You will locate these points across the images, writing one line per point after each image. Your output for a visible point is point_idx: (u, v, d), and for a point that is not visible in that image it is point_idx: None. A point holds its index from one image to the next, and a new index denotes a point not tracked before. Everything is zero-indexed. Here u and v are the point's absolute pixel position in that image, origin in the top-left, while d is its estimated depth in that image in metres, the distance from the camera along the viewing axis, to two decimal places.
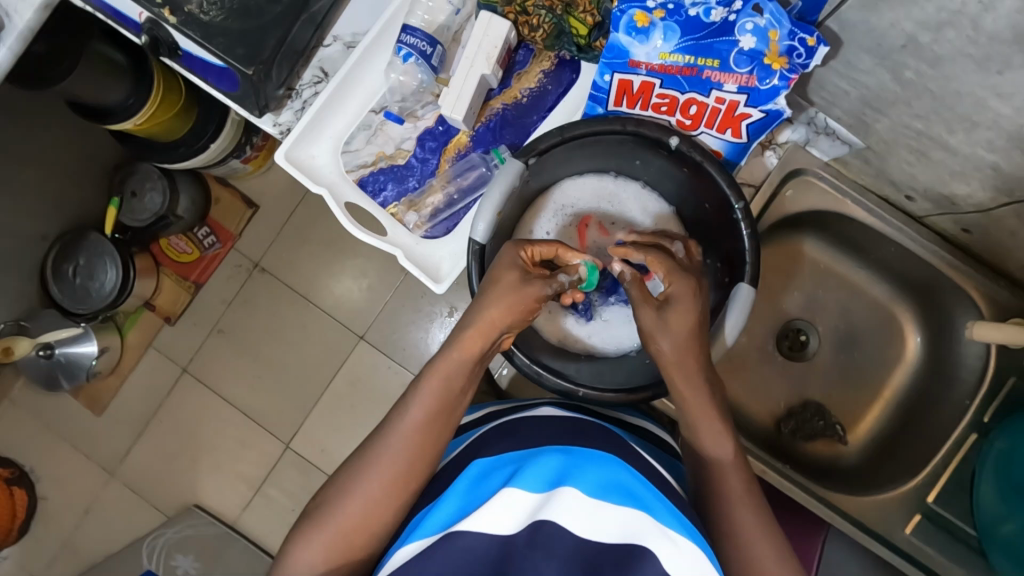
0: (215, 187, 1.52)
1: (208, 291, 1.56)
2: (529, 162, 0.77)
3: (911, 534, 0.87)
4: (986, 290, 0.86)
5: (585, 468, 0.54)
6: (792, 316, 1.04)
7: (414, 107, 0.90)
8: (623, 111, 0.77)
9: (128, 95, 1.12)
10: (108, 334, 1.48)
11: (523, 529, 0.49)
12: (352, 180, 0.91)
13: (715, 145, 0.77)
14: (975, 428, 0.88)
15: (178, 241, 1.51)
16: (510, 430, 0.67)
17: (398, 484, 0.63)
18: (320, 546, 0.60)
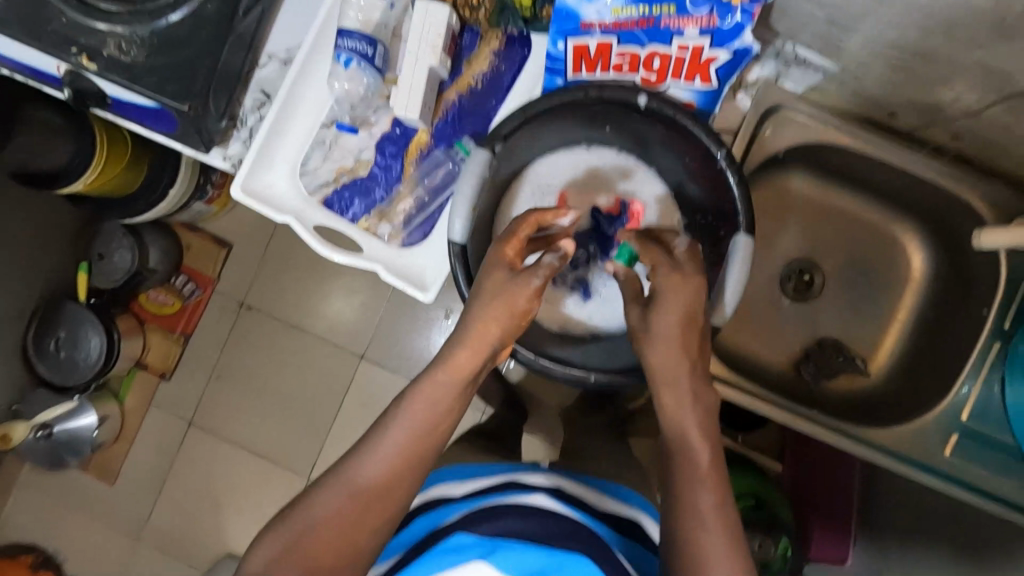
0: (185, 233, 1.50)
1: (198, 339, 1.53)
2: (496, 150, 0.71)
3: (951, 455, 0.85)
4: (988, 193, 0.83)
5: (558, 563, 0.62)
6: (792, 257, 1.01)
7: (366, 113, 0.85)
8: (584, 78, 0.72)
9: (73, 154, 1.06)
10: (105, 402, 1.44)
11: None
12: (316, 202, 0.87)
13: (687, 97, 0.72)
14: (998, 336, 0.84)
15: (157, 294, 1.49)
16: (509, 514, 0.67)
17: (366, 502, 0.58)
18: (273, 548, 0.56)
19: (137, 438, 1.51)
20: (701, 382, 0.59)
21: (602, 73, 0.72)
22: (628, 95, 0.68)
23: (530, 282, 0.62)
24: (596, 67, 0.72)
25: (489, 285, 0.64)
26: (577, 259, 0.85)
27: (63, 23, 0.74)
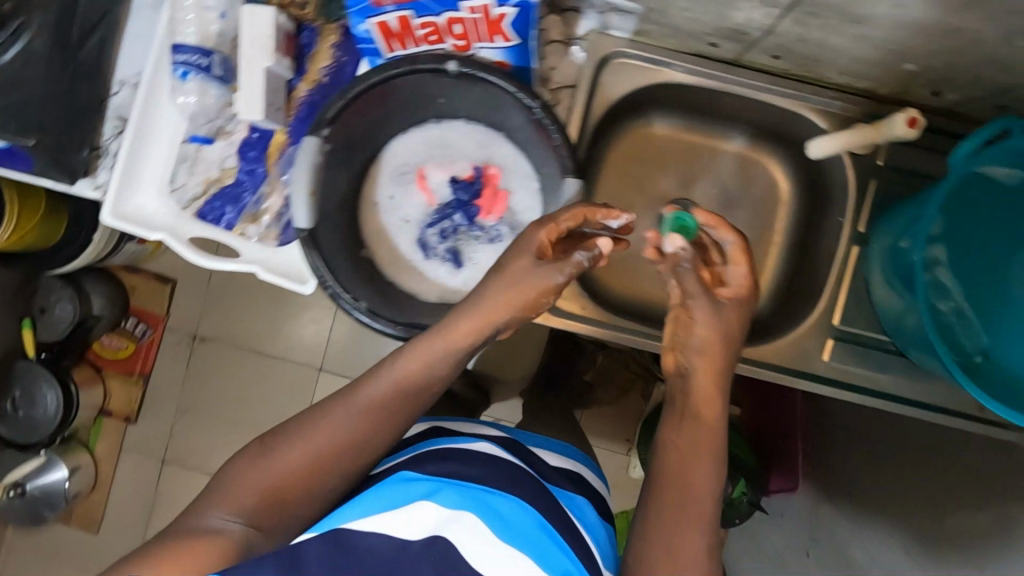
0: (128, 275, 1.53)
1: (158, 379, 1.55)
2: (326, 134, 0.73)
3: (829, 359, 0.89)
4: (819, 105, 0.87)
5: (502, 505, 0.69)
6: (669, 198, 1.03)
7: (221, 123, 0.88)
8: (399, 53, 0.75)
9: None
10: (75, 452, 1.48)
11: (424, 537, 0.62)
12: (189, 216, 0.89)
13: (498, 56, 0.75)
14: (856, 240, 0.89)
15: (110, 339, 1.52)
16: (455, 459, 0.75)
17: (344, 449, 0.67)
18: (246, 485, 0.65)
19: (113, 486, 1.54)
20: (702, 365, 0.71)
21: (416, 46, 0.75)
22: (436, 63, 0.71)
23: (560, 277, 0.74)
24: (406, 42, 0.74)
25: (516, 270, 0.74)
26: (444, 230, 0.88)
27: None
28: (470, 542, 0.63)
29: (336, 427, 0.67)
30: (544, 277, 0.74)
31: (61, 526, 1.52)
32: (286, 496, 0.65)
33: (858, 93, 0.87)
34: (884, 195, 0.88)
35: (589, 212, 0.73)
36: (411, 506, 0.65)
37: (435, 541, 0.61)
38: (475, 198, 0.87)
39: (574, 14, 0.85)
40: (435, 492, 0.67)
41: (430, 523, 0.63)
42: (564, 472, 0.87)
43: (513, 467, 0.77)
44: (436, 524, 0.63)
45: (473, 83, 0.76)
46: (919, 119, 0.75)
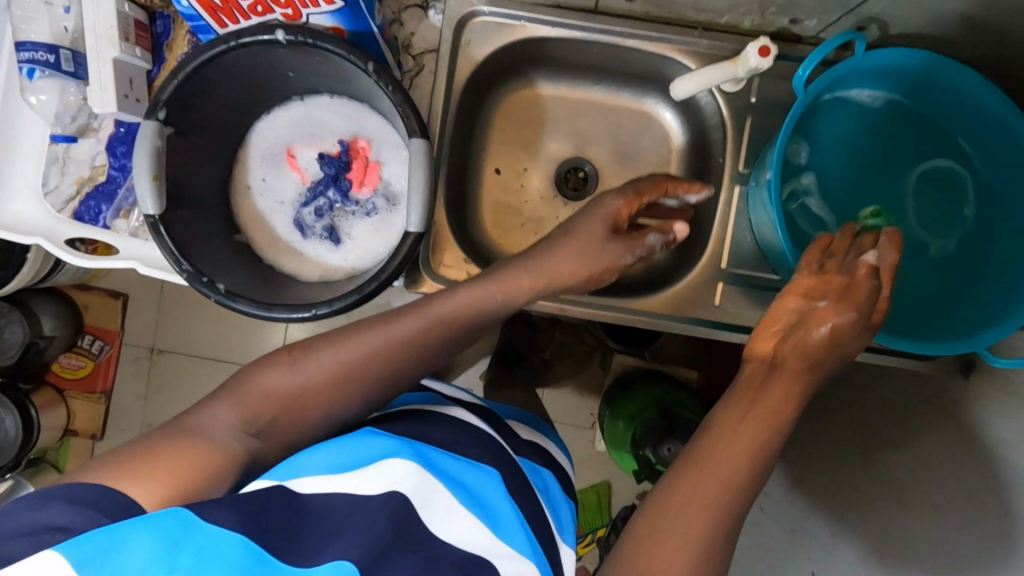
0: (79, 294, 1.65)
1: (119, 392, 1.67)
2: (163, 116, 0.72)
3: (720, 303, 0.87)
4: (686, 47, 0.86)
5: (493, 480, 0.63)
6: (561, 158, 1.01)
7: (85, 121, 0.87)
8: (232, 28, 0.73)
9: None
10: (45, 473, 1.58)
11: (388, 495, 0.54)
12: (66, 218, 0.89)
13: (331, 21, 0.73)
14: (738, 180, 0.87)
15: (69, 359, 1.64)
16: (450, 421, 0.68)
17: (342, 394, 0.62)
18: (231, 404, 0.58)
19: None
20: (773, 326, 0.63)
21: (245, 19, 0.73)
22: (263, 33, 0.70)
23: (629, 248, 0.74)
24: (234, 15, 0.72)
25: (584, 235, 0.74)
26: (320, 208, 0.87)
27: None
28: (448, 512, 0.56)
29: (345, 362, 0.62)
30: (612, 252, 0.74)
31: None
32: (298, 413, 0.60)
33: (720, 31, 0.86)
34: (758, 130, 0.86)
35: (670, 186, 0.77)
36: (380, 459, 0.57)
37: (400, 499, 0.54)
38: (348, 173, 0.86)
39: None
40: (412, 448, 0.60)
41: (400, 477, 0.56)
42: (534, 449, 0.82)
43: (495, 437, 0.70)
44: (409, 479, 0.56)
45: (311, 53, 0.74)
46: (771, 48, 0.74)
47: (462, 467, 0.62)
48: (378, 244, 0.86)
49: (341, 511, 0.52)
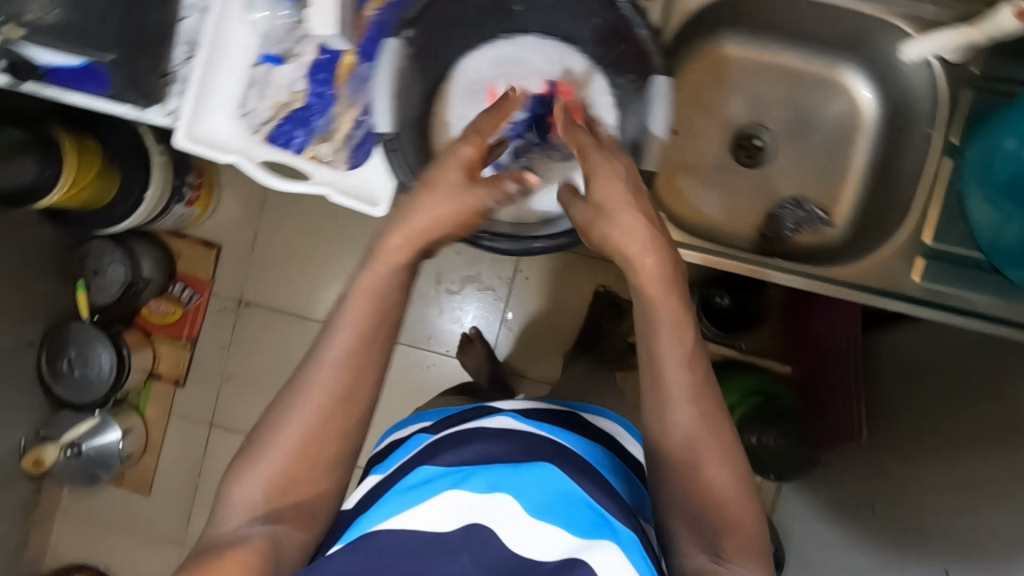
0: (176, 241, 1.99)
1: (202, 341, 2.05)
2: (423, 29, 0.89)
3: (921, 280, 1.01)
4: (909, 11, 1.00)
5: (530, 483, 0.87)
6: (738, 123, 1.18)
7: (291, 46, 0.92)
8: None
9: (47, 169, 1.39)
10: (127, 415, 1.98)
11: (458, 527, 0.80)
12: (260, 139, 0.93)
13: None
14: (949, 152, 1.02)
15: (159, 304, 1.99)
16: (478, 438, 0.96)
17: (328, 433, 0.86)
18: (253, 489, 0.84)
19: (160, 449, 2.07)
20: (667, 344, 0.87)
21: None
22: None
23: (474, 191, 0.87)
24: None
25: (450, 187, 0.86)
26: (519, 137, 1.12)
27: None
28: (506, 521, 0.82)
29: (316, 403, 0.84)
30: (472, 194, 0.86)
31: (114, 487, 2.07)
32: (304, 472, 0.86)
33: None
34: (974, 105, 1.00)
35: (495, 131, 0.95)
36: (439, 498, 0.83)
37: (472, 531, 0.80)
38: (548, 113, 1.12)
39: None
40: (463, 480, 0.86)
41: (458, 509, 0.82)
42: (594, 433, 1.10)
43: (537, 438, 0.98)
44: (469, 506, 0.82)
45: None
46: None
47: (508, 475, 0.88)
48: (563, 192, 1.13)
49: (424, 544, 0.78)
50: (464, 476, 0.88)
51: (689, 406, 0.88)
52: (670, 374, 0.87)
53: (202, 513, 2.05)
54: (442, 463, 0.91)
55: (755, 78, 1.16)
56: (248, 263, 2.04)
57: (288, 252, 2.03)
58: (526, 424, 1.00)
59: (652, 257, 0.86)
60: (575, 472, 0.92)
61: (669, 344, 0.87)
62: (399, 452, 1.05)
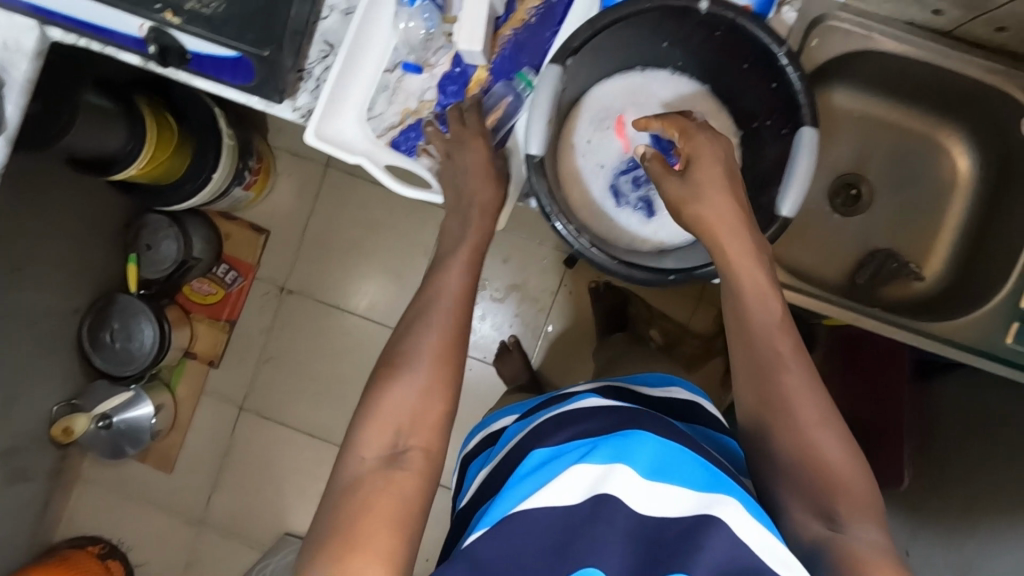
0: (225, 224, 1.97)
1: (242, 324, 2.01)
2: (566, 64, 0.75)
3: (1013, 342, 0.98)
4: None
5: (635, 449, 0.72)
6: (840, 172, 1.13)
7: (426, 55, 0.89)
8: None
9: (124, 141, 1.35)
10: (159, 392, 1.94)
11: (586, 500, 0.68)
12: (384, 144, 0.91)
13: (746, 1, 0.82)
14: None
15: (201, 284, 1.96)
16: (575, 420, 0.82)
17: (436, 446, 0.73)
18: (368, 442, 0.72)
19: (189, 428, 2.02)
20: (754, 297, 0.78)
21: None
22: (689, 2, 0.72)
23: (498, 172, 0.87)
24: None
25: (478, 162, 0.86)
26: (637, 178, 0.89)
27: None
28: (627, 487, 0.69)
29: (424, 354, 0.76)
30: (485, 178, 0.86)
31: (139, 461, 2.03)
32: (415, 438, 0.73)
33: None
34: None
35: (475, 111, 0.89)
36: (560, 475, 0.70)
37: (600, 502, 0.68)
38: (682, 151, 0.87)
39: None
40: (587, 453, 0.72)
41: (585, 484, 0.69)
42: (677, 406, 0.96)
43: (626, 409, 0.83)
44: (597, 483, 0.69)
45: (716, 25, 0.76)
46: None
47: (617, 443, 0.72)
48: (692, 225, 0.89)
49: (558, 525, 0.67)
50: (586, 449, 0.73)
51: (798, 380, 0.78)
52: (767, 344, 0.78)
53: (227, 493, 2.01)
54: (554, 442, 0.78)
55: (860, 129, 1.12)
56: (295, 250, 2.00)
57: (337, 239, 2.00)
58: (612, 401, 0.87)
59: (742, 240, 0.76)
60: (671, 434, 0.77)
61: (773, 328, 0.79)
62: (496, 446, 0.97)
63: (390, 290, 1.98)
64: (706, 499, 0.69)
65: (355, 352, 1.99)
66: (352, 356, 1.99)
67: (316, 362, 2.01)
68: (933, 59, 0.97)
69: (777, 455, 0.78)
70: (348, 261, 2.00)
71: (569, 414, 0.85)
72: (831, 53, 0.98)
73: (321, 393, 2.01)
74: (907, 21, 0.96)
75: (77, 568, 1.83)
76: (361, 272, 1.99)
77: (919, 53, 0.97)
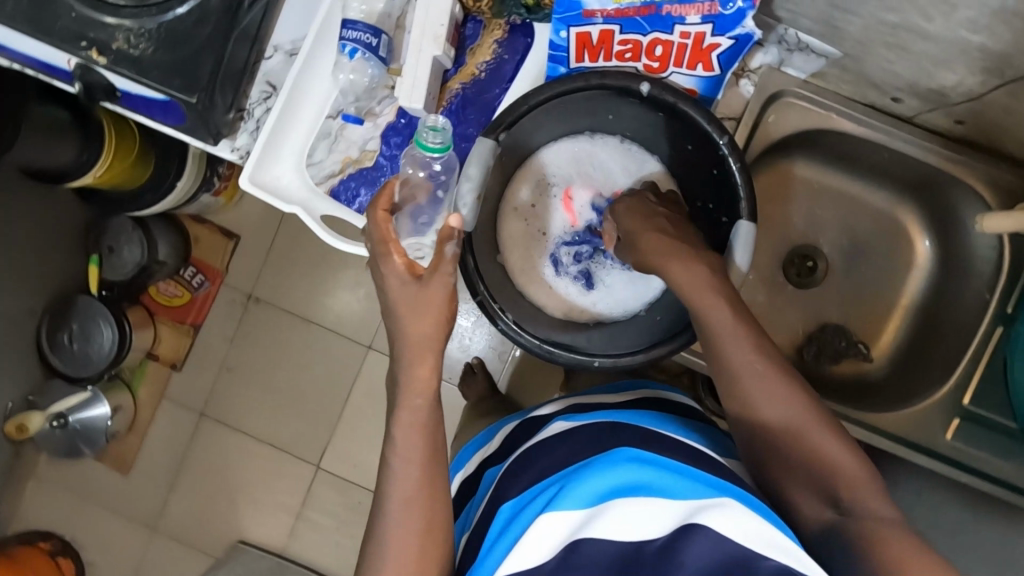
0: (194, 226, 1.63)
1: (207, 330, 1.67)
2: (499, 137, 0.75)
3: (953, 438, 0.88)
4: (990, 178, 0.85)
5: (609, 473, 0.62)
6: (795, 243, 1.00)
7: (370, 104, 0.87)
8: (586, 65, 0.76)
9: (80, 151, 1.16)
10: (118, 393, 1.60)
11: (560, 553, 0.57)
12: (323, 192, 0.88)
13: (689, 83, 0.77)
14: (1000, 319, 0.87)
15: (167, 286, 1.63)
16: (539, 459, 0.72)
17: (425, 501, 0.63)
18: None
19: (148, 431, 1.68)
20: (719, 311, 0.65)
21: (605, 61, 0.76)
22: (630, 82, 0.72)
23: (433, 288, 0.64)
24: (599, 54, 0.75)
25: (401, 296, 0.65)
26: (579, 253, 0.90)
27: (73, 18, 0.75)
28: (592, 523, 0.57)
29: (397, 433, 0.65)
30: (438, 285, 0.64)
31: (93, 462, 1.67)
32: (407, 530, 0.61)
33: None
34: None
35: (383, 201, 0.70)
36: (524, 533, 0.59)
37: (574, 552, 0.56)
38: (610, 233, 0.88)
39: (752, 46, 0.81)
40: (555, 498, 0.61)
41: (558, 536, 0.58)
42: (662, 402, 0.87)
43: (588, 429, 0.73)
44: (574, 529, 0.58)
45: (660, 106, 0.76)
46: None
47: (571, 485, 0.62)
48: (630, 299, 0.88)
49: None
50: (550, 496, 0.63)
51: (777, 386, 0.64)
52: (736, 357, 0.64)
53: (185, 496, 1.67)
54: (517, 492, 0.68)
55: (820, 202, 0.99)
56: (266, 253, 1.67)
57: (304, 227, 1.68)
58: (584, 419, 0.76)
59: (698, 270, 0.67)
60: (655, 447, 0.68)
61: (732, 339, 0.65)
62: (473, 499, 0.81)
63: (366, 296, 1.64)
64: (694, 505, 0.58)
65: (321, 366, 1.65)
66: (321, 369, 1.65)
67: (280, 369, 1.66)
68: (892, 143, 0.86)
69: (772, 460, 0.64)
70: (316, 272, 1.66)
71: (531, 449, 0.75)
72: (787, 130, 0.86)
73: (287, 409, 1.66)
74: (866, 103, 0.86)
75: (24, 567, 1.49)
76: (331, 278, 1.65)
77: (880, 137, 0.86)
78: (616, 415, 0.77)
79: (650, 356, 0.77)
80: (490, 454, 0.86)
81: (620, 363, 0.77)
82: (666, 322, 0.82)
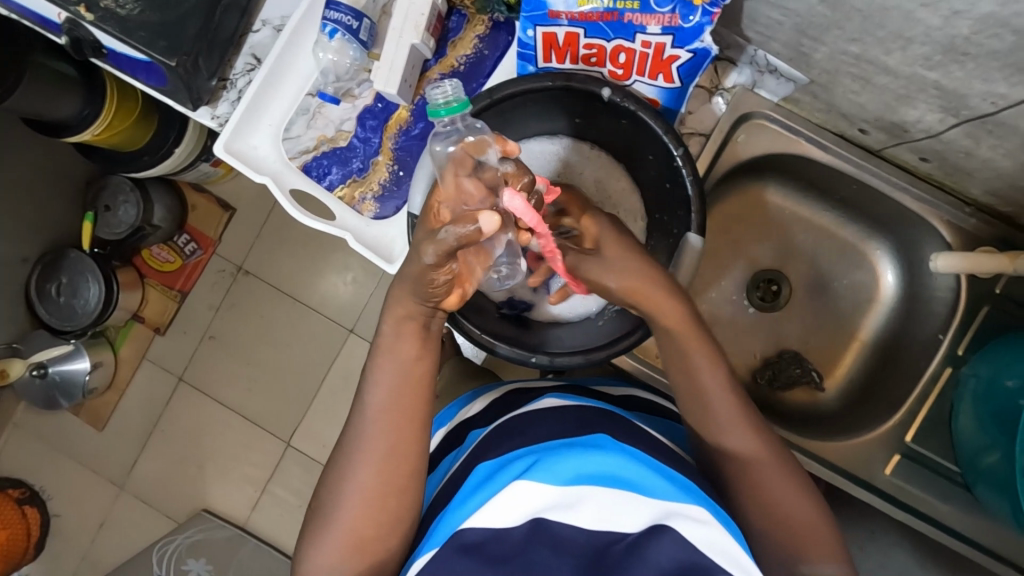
0: (192, 193, 1.64)
1: (194, 299, 1.69)
2: None
3: (892, 475, 0.89)
4: (953, 219, 0.85)
5: (589, 456, 0.61)
6: (763, 266, 1.00)
7: (350, 86, 0.89)
8: (554, 66, 0.77)
9: (82, 106, 1.16)
10: (100, 350, 1.62)
11: (525, 524, 0.57)
12: (296, 166, 0.90)
13: (653, 93, 0.79)
14: (950, 361, 0.89)
15: (159, 250, 1.64)
16: (529, 428, 0.70)
17: (390, 450, 0.68)
18: (352, 516, 0.66)
19: (127, 390, 1.70)
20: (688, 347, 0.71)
21: (572, 63, 0.78)
22: (593, 85, 0.73)
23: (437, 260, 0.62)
24: (565, 56, 0.77)
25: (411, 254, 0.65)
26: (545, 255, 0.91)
27: None
28: (585, 508, 0.57)
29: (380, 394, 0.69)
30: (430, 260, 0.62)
31: (70, 415, 1.69)
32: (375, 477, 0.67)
33: (998, 215, 0.85)
34: (991, 323, 0.87)
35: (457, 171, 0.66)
36: (498, 495, 0.59)
37: (541, 528, 0.57)
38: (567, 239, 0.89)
39: (726, 64, 0.84)
40: (529, 469, 0.60)
41: (530, 506, 0.58)
42: (643, 401, 0.85)
43: (568, 410, 0.73)
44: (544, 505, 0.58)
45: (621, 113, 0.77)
46: None
47: (569, 464, 0.60)
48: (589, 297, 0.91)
49: (493, 550, 0.56)
50: (531, 462, 0.62)
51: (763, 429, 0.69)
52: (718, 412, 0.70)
53: (154, 459, 1.68)
54: (498, 455, 0.67)
55: (792, 229, 0.99)
56: (260, 227, 1.68)
57: None
58: (577, 401, 0.76)
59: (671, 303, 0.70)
60: (636, 442, 0.68)
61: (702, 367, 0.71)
62: (456, 453, 0.78)
63: (353, 281, 1.65)
64: (664, 507, 0.58)
65: (301, 344, 1.66)
66: (301, 348, 1.66)
67: (262, 343, 1.67)
68: (860, 175, 0.87)
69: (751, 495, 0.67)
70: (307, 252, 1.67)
71: (518, 420, 0.73)
72: (753, 152, 0.87)
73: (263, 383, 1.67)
74: (836, 132, 0.87)
75: None
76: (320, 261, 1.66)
77: (848, 168, 0.87)
78: (596, 403, 0.77)
79: (604, 355, 0.80)
80: (474, 416, 0.83)
81: (557, 361, 0.79)
82: (608, 328, 0.86)
